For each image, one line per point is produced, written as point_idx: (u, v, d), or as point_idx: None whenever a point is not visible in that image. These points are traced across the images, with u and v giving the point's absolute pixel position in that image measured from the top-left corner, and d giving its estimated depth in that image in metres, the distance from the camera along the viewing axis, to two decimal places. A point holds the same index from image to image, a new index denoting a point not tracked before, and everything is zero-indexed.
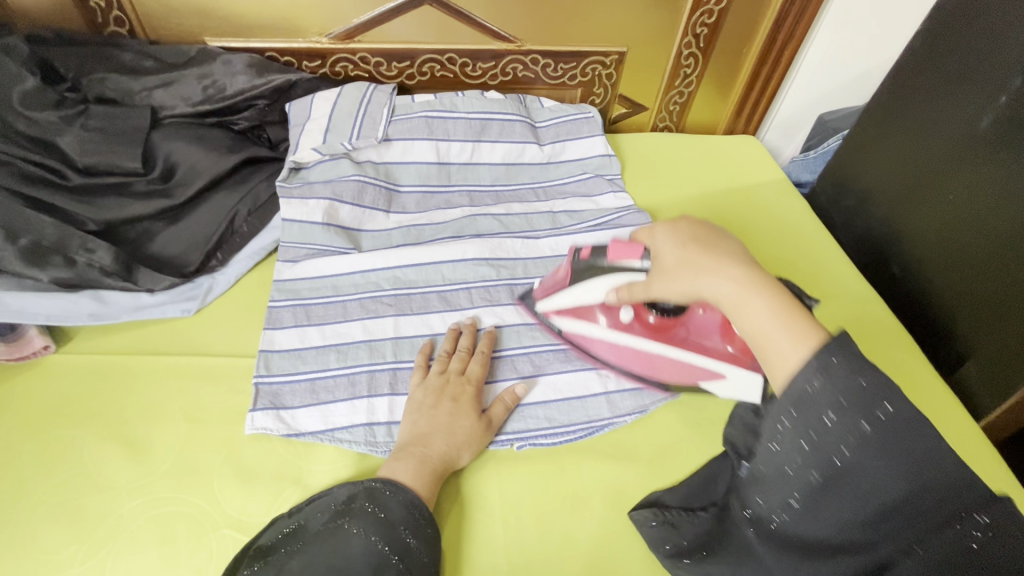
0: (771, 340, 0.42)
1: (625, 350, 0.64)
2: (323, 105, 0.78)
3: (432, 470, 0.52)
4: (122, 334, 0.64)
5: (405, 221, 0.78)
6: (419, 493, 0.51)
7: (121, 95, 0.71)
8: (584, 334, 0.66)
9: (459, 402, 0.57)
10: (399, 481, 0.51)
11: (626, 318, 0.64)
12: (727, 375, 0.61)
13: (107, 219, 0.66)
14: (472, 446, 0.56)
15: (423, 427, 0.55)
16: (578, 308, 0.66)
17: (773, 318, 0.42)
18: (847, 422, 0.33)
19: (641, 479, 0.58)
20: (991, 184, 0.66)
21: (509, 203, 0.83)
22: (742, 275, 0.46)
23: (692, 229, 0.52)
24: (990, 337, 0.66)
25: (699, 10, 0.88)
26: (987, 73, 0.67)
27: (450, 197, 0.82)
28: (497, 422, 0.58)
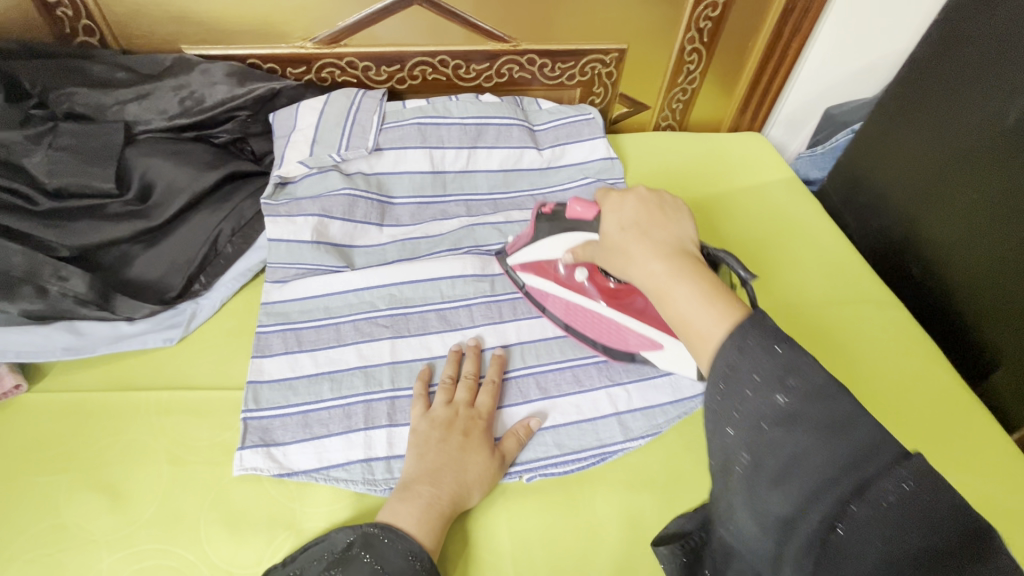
0: (691, 329, 0.39)
1: (579, 309, 0.65)
2: (309, 114, 0.74)
3: (438, 512, 0.48)
4: (100, 368, 0.60)
5: (400, 235, 0.74)
6: (423, 540, 0.46)
7: (93, 110, 0.67)
8: (545, 291, 0.66)
9: (469, 439, 0.53)
10: (403, 527, 0.46)
11: (582, 278, 0.63)
12: (665, 347, 0.60)
13: (81, 245, 0.61)
14: (483, 486, 0.52)
15: (431, 466, 0.51)
16: (540, 263, 0.66)
17: (694, 306, 0.39)
18: (756, 395, 0.33)
19: (659, 509, 0.54)
20: (1019, 182, 0.62)
21: (509, 212, 0.79)
22: (671, 261, 0.43)
23: (637, 207, 0.49)
24: (1020, 344, 0.63)
25: (703, 4, 0.84)
26: (1012, 65, 0.63)
27: (446, 208, 0.78)
28: (511, 456, 0.55)
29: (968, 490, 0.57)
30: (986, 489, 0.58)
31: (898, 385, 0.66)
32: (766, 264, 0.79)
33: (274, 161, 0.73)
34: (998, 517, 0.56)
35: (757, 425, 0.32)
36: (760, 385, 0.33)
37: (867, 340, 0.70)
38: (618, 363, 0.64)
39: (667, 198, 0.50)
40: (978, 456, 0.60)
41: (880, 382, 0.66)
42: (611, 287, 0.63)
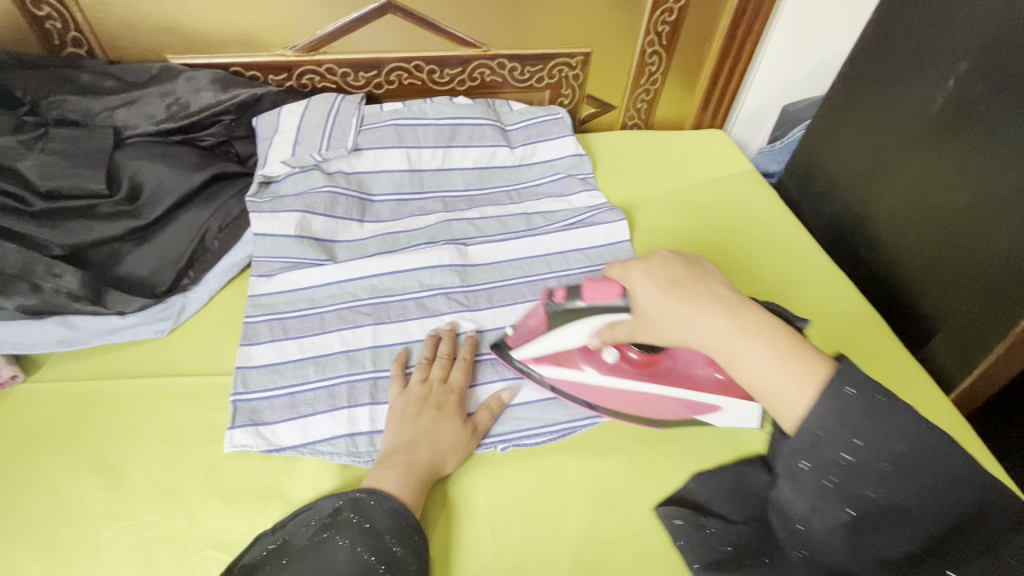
0: (774, 387, 0.44)
1: (612, 393, 0.62)
2: (290, 118, 0.78)
3: (416, 476, 0.52)
4: (94, 359, 0.63)
5: (380, 230, 0.78)
6: (404, 501, 0.50)
7: (82, 116, 0.70)
8: (566, 380, 0.63)
9: (442, 410, 0.57)
10: (383, 489, 0.50)
11: (612, 359, 0.61)
12: (721, 407, 0.61)
13: (73, 243, 0.65)
14: (456, 454, 0.56)
15: (407, 435, 0.55)
16: (559, 353, 0.62)
17: (771, 365, 0.44)
18: (834, 441, 0.40)
19: (626, 472, 0.58)
20: (945, 165, 0.69)
21: (484, 207, 0.83)
22: (733, 320, 0.46)
23: (673, 271, 0.52)
24: (955, 312, 0.69)
25: (659, 9, 0.90)
26: (935, 58, 0.69)
27: (424, 204, 0.82)
28: (483, 428, 0.59)
29: None
30: None
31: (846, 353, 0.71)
32: (727, 250, 0.84)
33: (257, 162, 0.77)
34: None
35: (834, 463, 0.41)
36: (835, 435, 0.40)
37: (819, 316, 0.75)
38: None
39: (689, 258, 0.54)
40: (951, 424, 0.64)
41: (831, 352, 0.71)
42: (640, 361, 0.62)
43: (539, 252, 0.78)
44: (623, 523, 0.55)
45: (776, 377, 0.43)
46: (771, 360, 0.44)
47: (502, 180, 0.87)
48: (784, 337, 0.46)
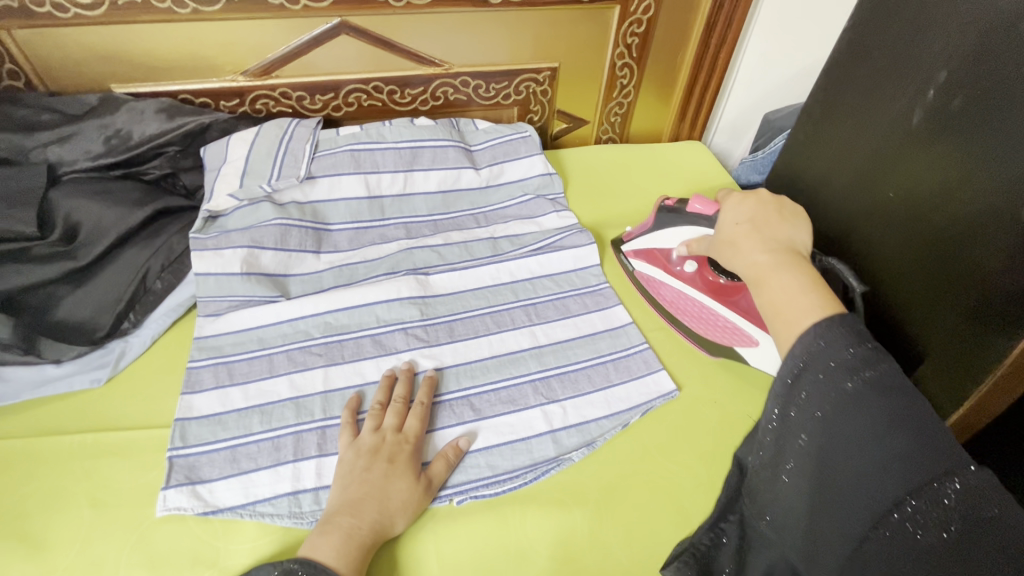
0: (784, 308, 0.46)
1: (679, 295, 0.71)
2: (240, 147, 0.74)
3: (359, 544, 0.48)
4: (24, 413, 0.59)
5: (337, 261, 0.74)
6: (342, 573, 0.46)
7: (15, 153, 0.67)
8: (652, 275, 0.73)
9: (393, 463, 0.53)
10: (320, 560, 0.46)
11: (691, 269, 0.70)
12: (760, 344, 0.64)
13: (3, 289, 0.61)
14: (407, 513, 0.51)
15: (353, 494, 0.51)
16: (654, 252, 0.74)
17: (794, 293, 0.46)
18: (828, 381, 0.39)
19: (591, 525, 0.54)
20: (926, 179, 0.65)
21: (448, 232, 0.79)
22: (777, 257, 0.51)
23: (754, 210, 0.58)
24: (940, 336, 0.65)
25: (627, 20, 0.86)
26: (913, 66, 0.65)
27: (385, 231, 0.78)
28: (438, 480, 0.55)
29: None
30: None
31: None
32: None
33: (205, 195, 0.73)
34: None
35: (814, 410, 0.39)
36: (834, 373, 0.39)
37: None
38: (555, 380, 0.65)
39: (785, 206, 0.59)
40: None
41: None
42: (718, 282, 0.68)
43: (504, 281, 0.75)
44: None
45: (789, 300, 0.46)
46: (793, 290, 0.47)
47: (468, 204, 0.83)
48: (820, 284, 0.47)
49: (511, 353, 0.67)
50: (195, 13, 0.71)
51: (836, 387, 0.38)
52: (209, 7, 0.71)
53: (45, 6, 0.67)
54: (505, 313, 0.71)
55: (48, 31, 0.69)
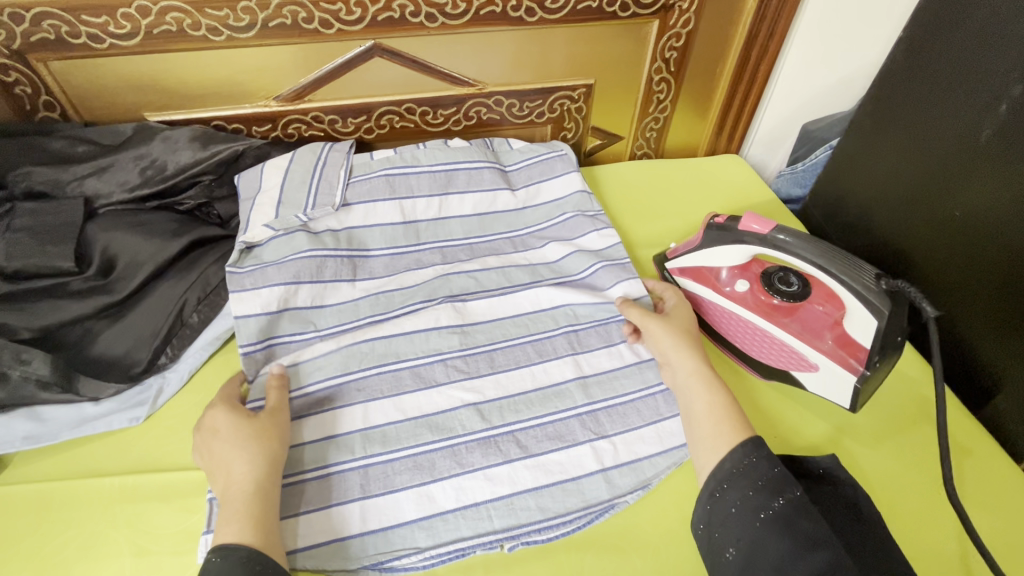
0: (704, 426, 0.52)
1: (730, 315, 0.66)
2: (274, 173, 0.74)
3: (253, 502, 0.48)
4: (63, 454, 0.58)
5: (372, 287, 0.71)
6: (256, 536, 0.46)
7: (52, 187, 0.66)
8: (699, 293, 0.69)
9: (218, 426, 0.52)
10: (224, 542, 0.45)
11: (742, 289, 0.66)
12: (820, 369, 0.59)
13: (42, 326, 0.60)
14: (269, 441, 0.52)
15: (213, 470, 0.50)
16: (701, 270, 0.69)
17: (712, 411, 0.53)
18: (759, 497, 0.46)
19: (652, 573, 0.52)
20: (998, 200, 0.61)
21: (484, 257, 0.77)
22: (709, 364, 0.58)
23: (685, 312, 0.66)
24: (1018, 368, 0.60)
25: (666, 34, 0.83)
26: (981, 80, 0.61)
27: (420, 256, 0.76)
28: (277, 405, 0.57)
29: (984, 531, 0.54)
30: (1003, 526, 0.54)
31: (902, 417, 0.62)
32: None
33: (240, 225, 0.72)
34: (1016, 557, 0.52)
35: (753, 519, 0.45)
36: (763, 492, 0.46)
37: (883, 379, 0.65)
38: (602, 415, 0.61)
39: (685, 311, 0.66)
40: (1005, 495, 0.56)
41: (886, 414, 0.62)
42: (771, 303, 0.64)
43: (545, 306, 0.71)
44: None
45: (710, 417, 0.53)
46: (704, 396, 0.54)
47: (503, 225, 0.81)
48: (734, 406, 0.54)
49: (555, 386, 0.63)
50: (230, 40, 0.70)
51: (764, 506, 0.46)
52: (244, 33, 0.70)
53: (81, 37, 0.66)
54: (547, 341, 0.68)
55: (83, 61, 0.69)
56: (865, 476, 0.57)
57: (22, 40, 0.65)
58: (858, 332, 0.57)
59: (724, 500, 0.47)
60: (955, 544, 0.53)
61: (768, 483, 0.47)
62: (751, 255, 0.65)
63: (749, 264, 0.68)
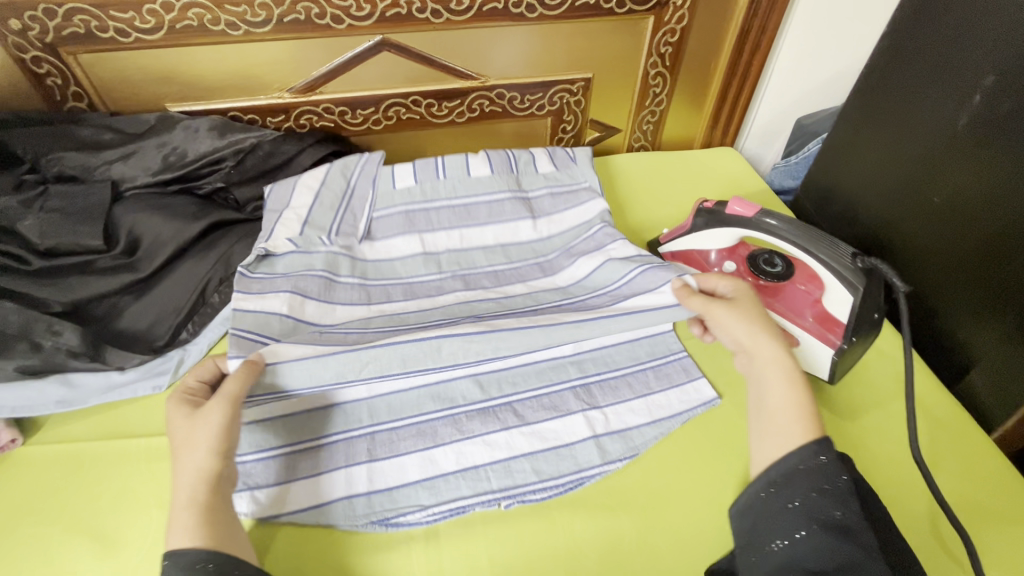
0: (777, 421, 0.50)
1: None
2: (304, 194, 0.77)
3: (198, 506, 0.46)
4: (93, 418, 0.62)
5: (387, 309, 0.69)
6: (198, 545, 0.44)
7: (81, 172, 0.72)
8: None
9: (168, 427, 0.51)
10: (173, 549, 0.43)
11: (729, 270, 0.70)
12: (802, 343, 0.62)
13: (73, 300, 0.64)
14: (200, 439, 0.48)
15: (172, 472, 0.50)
16: (691, 254, 0.73)
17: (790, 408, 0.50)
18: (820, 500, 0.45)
19: (639, 528, 0.55)
20: (974, 186, 0.64)
21: (509, 286, 0.73)
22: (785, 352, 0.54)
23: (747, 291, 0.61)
24: (992, 345, 0.63)
25: (661, 30, 0.87)
26: (957, 72, 0.65)
27: (441, 282, 0.74)
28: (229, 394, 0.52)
29: (957, 495, 0.57)
30: (970, 490, 0.57)
31: (881, 392, 0.65)
32: None
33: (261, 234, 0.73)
34: (982, 519, 0.55)
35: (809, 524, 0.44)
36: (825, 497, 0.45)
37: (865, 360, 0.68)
38: (595, 387, 0.65)
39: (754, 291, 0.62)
40: (973, 460, 0.59)
41: (865, 390, 0.65)
42: (756, 283, 0.67)
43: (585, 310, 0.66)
44: None
45: (783, 411, 0.50)
46: (782, 392, 0.51)
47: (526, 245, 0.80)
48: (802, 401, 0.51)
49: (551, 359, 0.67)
50: (247, 34, 0.74)
51: (826, 512, 0.44)
52: (260, 28, 0.74)
53: (108, 32, 0.71)
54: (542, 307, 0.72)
55: (110, 54, 0.73)
56: (844, 445, 0.61)
57: (54, 34, 0.70)
58: (836, 309, 0.60)
59: (780, 496, 0.46)
60: (924, 506, 0.56)
61: (835, 491, 0.45)
62: (738, 238, 0.68)
63: (737, 248, 0.71)
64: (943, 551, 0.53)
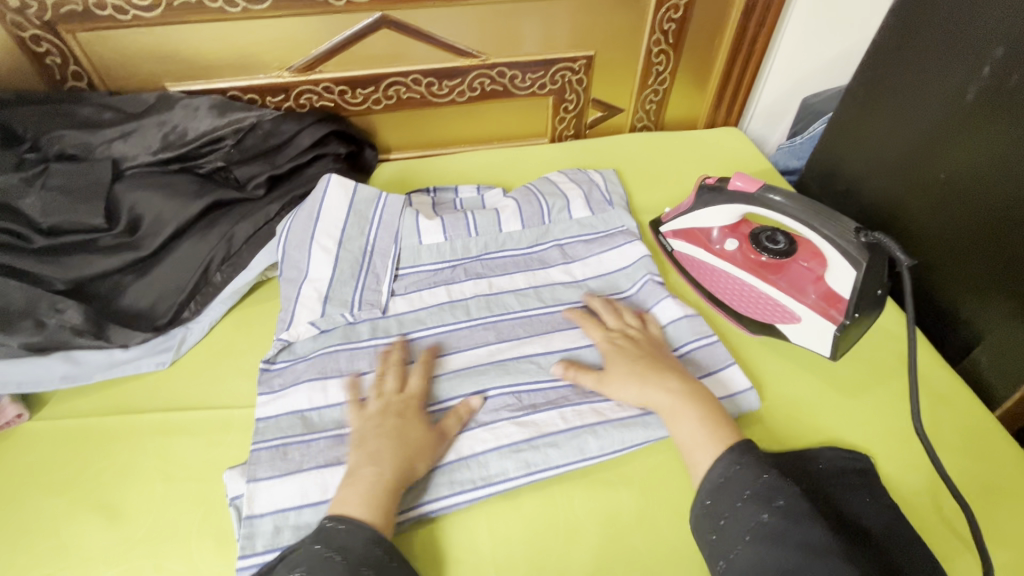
0: (694, 451, 0.53)
1: (720, 273, 0.70)
2: (321, 258, 0.69)
3: (384, 494, 0.50)
4: (97, 394, 0.63)
5: (417, 373, 0.63)
6: (374, 521, 0.49)
7: (82, 150, 0.71)
8: (692, 254, 0.73)
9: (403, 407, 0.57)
10: (352, 515, 0.49)
11: (732, 247, 0.69)
12: (803, 320, 0.62)
13: (75, 278, 0.65)
14: (421, 445, 0.54)
15: (370, 442, 0.54)
16: (694, 231, 0.73)
17: (700, 435, 0.54)
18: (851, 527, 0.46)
19: (637, 503, 0.55)
20: (983, 160, 0.63)
21: (545, 336, 0.67)
22: (686, 380, 0.58)
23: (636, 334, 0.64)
24: (999, 323, 0.63)
25: (664, 6, 0.85)
26: (964, 44, 0.63)
27: (470, 331, 0.68)
28: (450, 433, 0.57)
29: (959, 472, 0.56)
30: (972, 465, 0.57)
31: (883, 369, 0.64)
32: None
33: (281, 313, 0.68)
34: (983, 493, 0.55)
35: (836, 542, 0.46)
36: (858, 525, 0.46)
37: (870, 338, 0.67)
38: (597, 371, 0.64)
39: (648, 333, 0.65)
40: (978, 437, 0.59)
41: (868, 367, 0.65)
42: (759, 260, 0.67)
43: (632, 416, 0.59)
44: (631, 559, 0.52)
45: (690, 443, 0.53)
46: (691, 420, 0.55)
47: (558, 282, 0.74)
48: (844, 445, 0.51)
49: (549, 332, 0.68)
50: (245, 11, 0.73)
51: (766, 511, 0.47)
52: (258, 5, 0.73)
53: (106, 9, 0.70)
54: (544, 290, 0.73)
55: (108, 33, 0.73)
56: (848, 423, 0.60)
57: (52, 12, 0.70)
58: (839, 286, 0.60)
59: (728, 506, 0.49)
60: (927, 479, 0.56)
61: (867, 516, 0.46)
62: (741, 215, 0.68)
63: (738, 225, 0.71)
64: (945, 525, 0.53)
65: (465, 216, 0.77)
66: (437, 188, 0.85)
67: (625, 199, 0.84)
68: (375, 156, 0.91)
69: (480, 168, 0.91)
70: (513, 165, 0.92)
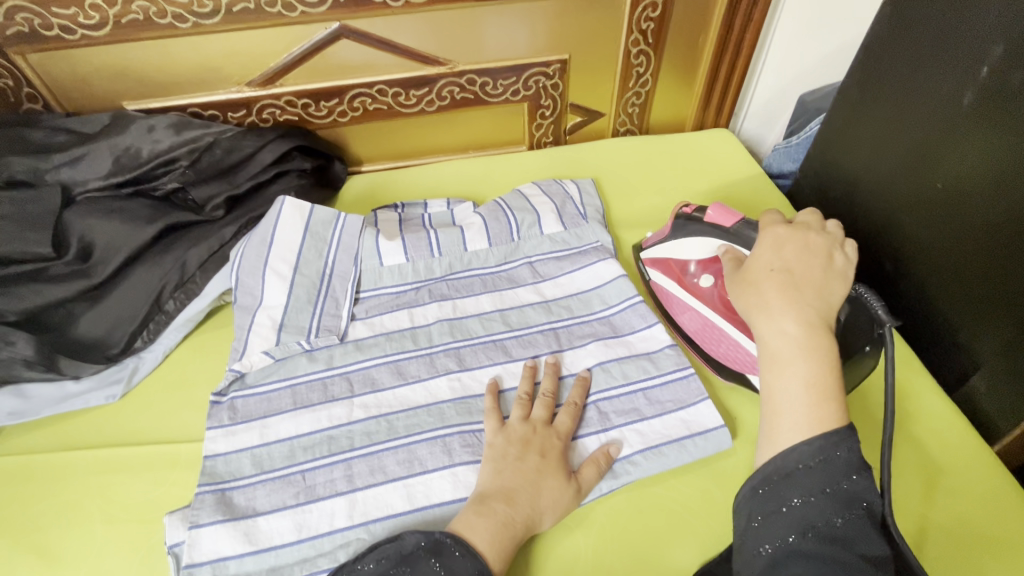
0: (787, 408, 0.45)
1: (694, 312, 0.65)
2: (275, 285, 0.67)
3: (511, 535, 0.48)
4: (47, 429, 0.62)
5: (372, 406, 0.61)
6: (493, 563, 0.46)
7: (31, 175, 0.69)
8: (666, 287, 0.69)
9: (546, 449, 0.54)
10: (475, 545, 0.46)
11: (706, 284, 0.65)
12: None
13: (25, 308, 0.63)
14: (563, 493, 0.52)
15: (512, 478, 0.51)
16: (670, 263, 0.68)
17: (806, 391, 0.45)
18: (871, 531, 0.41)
19: (594, 549, 0.52)
20: (983, 169, 0.57)
21: (508, 364, 0.64)
22: (808, 329, 0.47)
23: (799, 252, 0.52)
24: (1000, 349, 0.58)
25: (641, 5, 0.80)
26: (960, 41, 0.57)
27: (430, 359, 0.65)
28: (588, 486, 0.53)
29: (945, 513, 0.52)
30: (963, 507, 0.52)
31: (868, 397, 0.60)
32: None
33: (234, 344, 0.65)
34: (975, 541, 0.50)
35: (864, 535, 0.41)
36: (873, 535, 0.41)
37: None
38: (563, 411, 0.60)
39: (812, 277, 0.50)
40: (973, 477, 0.54)
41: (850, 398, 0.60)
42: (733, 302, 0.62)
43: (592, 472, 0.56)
44: None
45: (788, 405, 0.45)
46: (801, 368, 0.45)
47: (526, 303, 0.70)
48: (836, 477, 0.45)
49: (514, 361, 0.64)
50: (196, 26, 0.71)
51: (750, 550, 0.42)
52: (209, 19, 0.71)
53: (53, 29, 0.68)
54: (512, 312, 0.69)
55: (59, 54, 0.71)
56: None
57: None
58: None
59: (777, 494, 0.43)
60: (910, 524, 0.51)
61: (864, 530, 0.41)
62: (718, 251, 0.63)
63: None
64: None
65: (430, 234, 0.74)
66: (405, 204, 0.82)
67: (601, 211, 0.80)
68: (345, 169, 0.88)
69: (452, 181, 0.88)
70: (487, 176, 0.88)
